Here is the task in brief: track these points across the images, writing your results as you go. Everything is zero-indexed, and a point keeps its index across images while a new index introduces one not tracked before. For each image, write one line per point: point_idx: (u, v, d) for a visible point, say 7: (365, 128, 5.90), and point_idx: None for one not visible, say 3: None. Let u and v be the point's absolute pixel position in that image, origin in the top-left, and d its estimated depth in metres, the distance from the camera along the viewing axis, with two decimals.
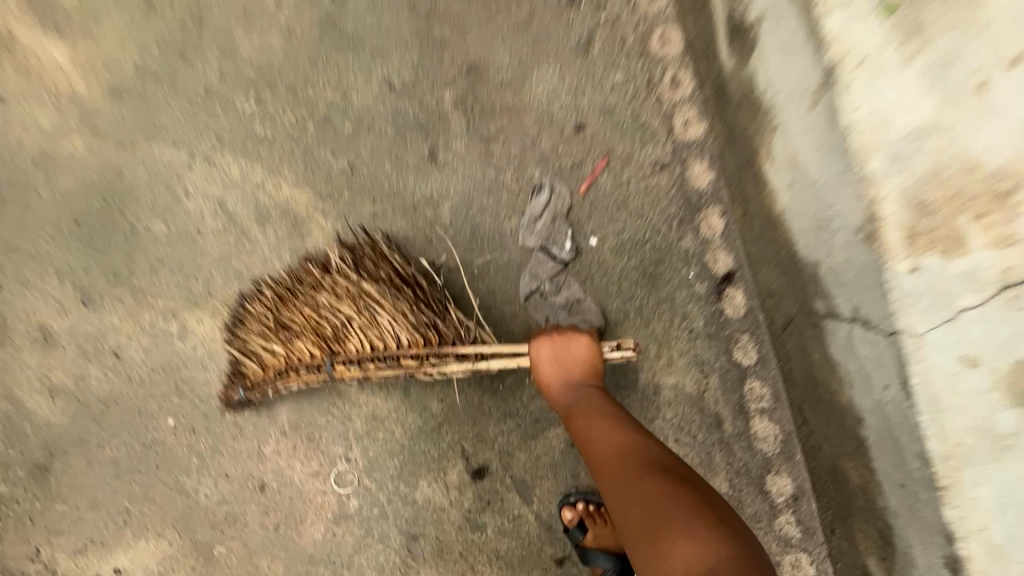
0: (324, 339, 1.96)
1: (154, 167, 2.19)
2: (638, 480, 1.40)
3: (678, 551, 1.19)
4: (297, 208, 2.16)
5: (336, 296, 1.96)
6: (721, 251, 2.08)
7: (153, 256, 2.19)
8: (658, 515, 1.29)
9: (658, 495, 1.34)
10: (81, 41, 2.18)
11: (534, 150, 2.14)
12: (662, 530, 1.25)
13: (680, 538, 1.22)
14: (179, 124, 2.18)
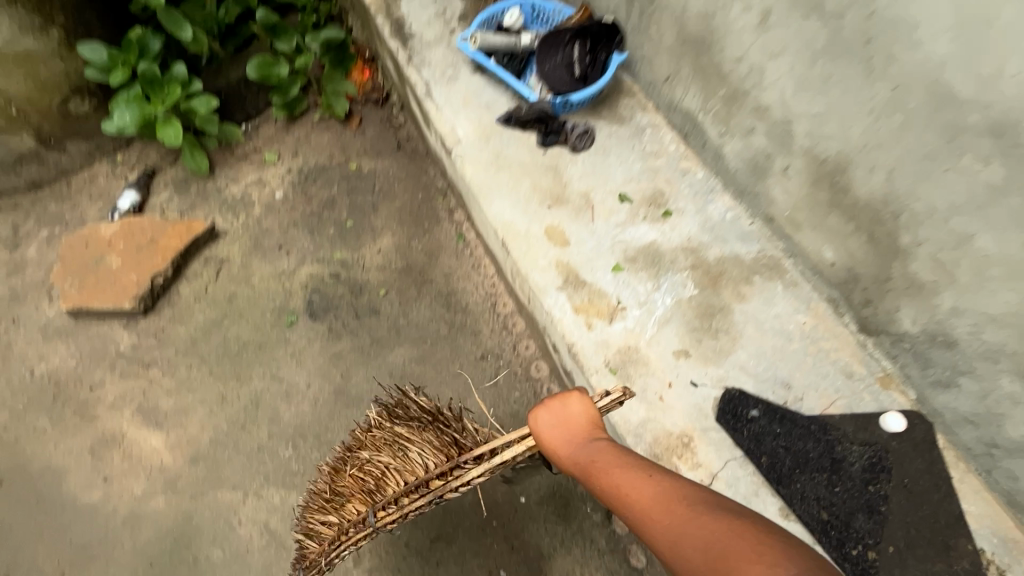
0: (366, 492, 1.41)
1: (97, 316, 2.26)
2: (603, 462, 1.02)
3: (689, 549, 0.82)
4: (213, 327, 2.24)
5: (381, 445, 1.45)
6: (532, 360, 2.14)
7: (92, 409, 2.12)
8: (646, 502, 0.91)
9: (634, 475, 0.96)
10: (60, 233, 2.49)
11: (375, 259, 2.40)
12: (663, 527, 0.86)
13: (701, 545, 0.81)
14: (117, 258, 2.28)
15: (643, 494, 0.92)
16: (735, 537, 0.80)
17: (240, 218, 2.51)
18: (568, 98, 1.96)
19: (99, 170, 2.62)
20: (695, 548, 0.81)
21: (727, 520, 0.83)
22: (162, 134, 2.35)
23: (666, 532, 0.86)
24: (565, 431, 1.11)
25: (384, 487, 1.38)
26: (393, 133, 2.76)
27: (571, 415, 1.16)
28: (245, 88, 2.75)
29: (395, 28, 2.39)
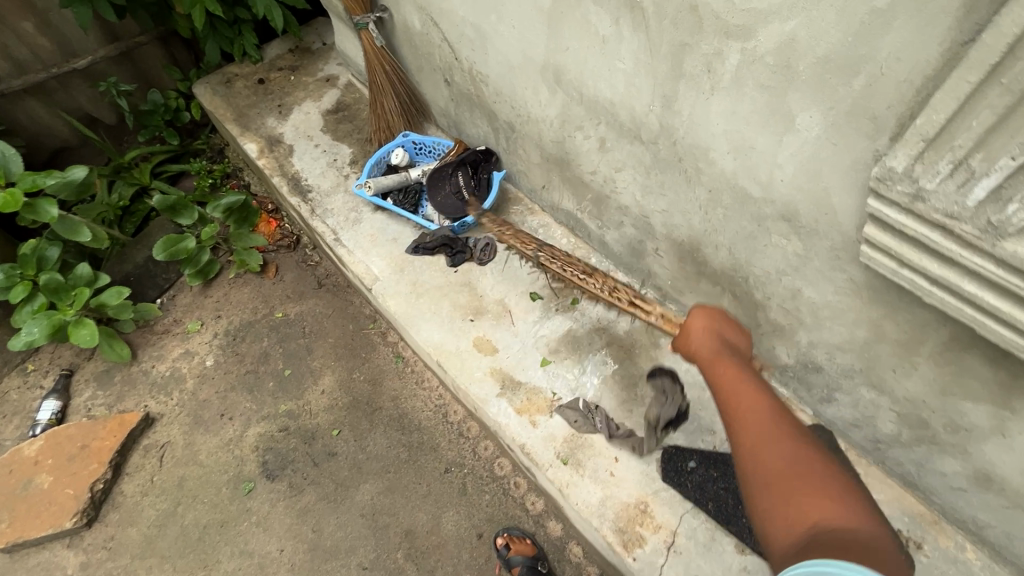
0: (584, 274, 2.02)
1: (34, 541, 2.13)
2: (728, 370, 1.11)
3: (775, 451, 0.95)
4: (167, 516, 2.19)
5: (595, 280, 2.01)
6: (494, 459, 2.25)
7: None
8: (750, 405, 1.02)
9: (747, 382, 1.07)
10: None
11: (319, 400, 2.45)
12: (754, 428, 1.00)
13: (797, 456, 0.95)
14: (51, 471, 2.21)
15: (751, 398, 1.04)
16: (818, 468, 0.94)
17: (173, 396, 2.49)
18: (465, 220, 2.19)
19: (11, 385, 2.53)
20: (786, 454, 0.95)
21: (816, 453, 0.97)
22: (76, 338, 2.30)
23: (758, 435, 0.98)
24: (721, 350, 1.17)
25: (592, 279, 1.99)
26: (311, 272, 2.88)
27: (722, 337, 1.20)
28: (154, 265, 2.79)
29: (292, 185, 2.57)
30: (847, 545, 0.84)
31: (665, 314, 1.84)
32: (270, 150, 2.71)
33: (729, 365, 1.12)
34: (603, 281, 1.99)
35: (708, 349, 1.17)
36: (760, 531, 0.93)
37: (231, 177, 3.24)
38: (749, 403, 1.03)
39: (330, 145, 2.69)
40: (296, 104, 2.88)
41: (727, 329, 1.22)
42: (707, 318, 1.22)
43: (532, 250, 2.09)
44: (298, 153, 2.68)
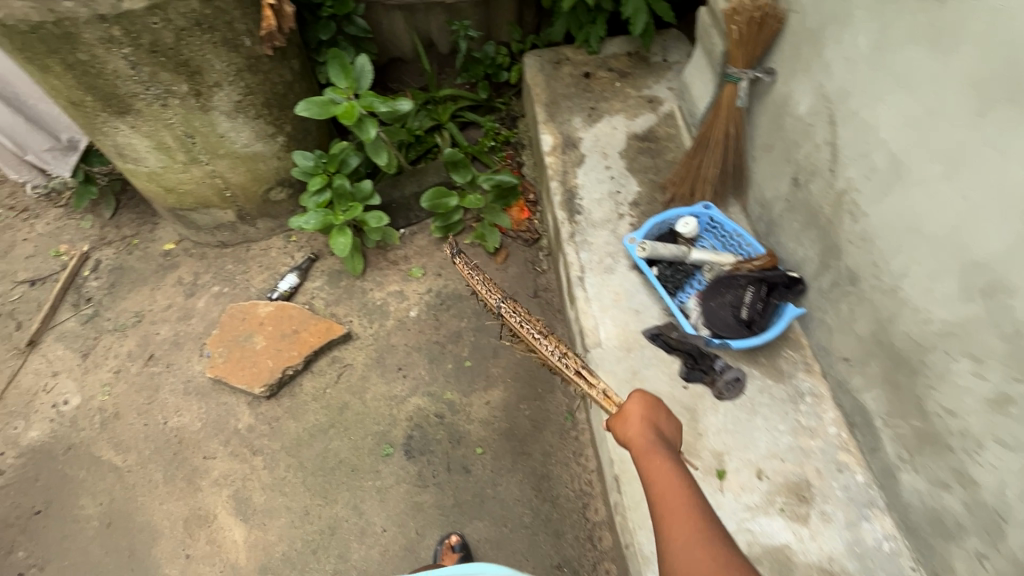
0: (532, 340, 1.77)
1: (229, 384, 2.47)
2: (659, 462, 1.35)
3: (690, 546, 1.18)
4: (318, 429, 2.36)
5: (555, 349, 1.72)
6: None
7: (200, 470, 2.30)
8: (679, 507, 1.25)
9: (674, 476, 1.31)
10: (232, 291, 2.82)
11: (481, 408, 2.39)
12: (671, 515, 1.25)
13: (707, 548, 1.17)
14: (266, 337, 2.52)
15: (676, 494, 1.28)
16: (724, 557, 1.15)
17: (373, 326, 2.65)
18: (728, 342, 1.84)
19: (275, 243, 2.93)
20: (700, 554, 1.16)
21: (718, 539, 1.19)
22: (334, 243, 2.56)
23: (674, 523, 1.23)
24: (656, 441, 1.42)
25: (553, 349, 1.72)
26: (533, 277, 2.80)
27: (657, 427, 1.46)
28: (414, 201, 2.95)
29: (565, 197, 2.44)
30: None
31: (609, 391, 1.62)
32: (562, 151, 2.59)
33: (659, 459, 1.37)
34: (556, 347, 1.71)
35: (644, 441, 1.41)
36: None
37: (511, 148, 3.31)
38: (672, 495, 1.28)
39: (620, 173, 2.48)
40: (607, 114, 2.71)
41: (659, 423, 1.46)
42: (639, 414, 1.45)
43: (496, 300, 1.88)
44: (586, 167, 2.52)
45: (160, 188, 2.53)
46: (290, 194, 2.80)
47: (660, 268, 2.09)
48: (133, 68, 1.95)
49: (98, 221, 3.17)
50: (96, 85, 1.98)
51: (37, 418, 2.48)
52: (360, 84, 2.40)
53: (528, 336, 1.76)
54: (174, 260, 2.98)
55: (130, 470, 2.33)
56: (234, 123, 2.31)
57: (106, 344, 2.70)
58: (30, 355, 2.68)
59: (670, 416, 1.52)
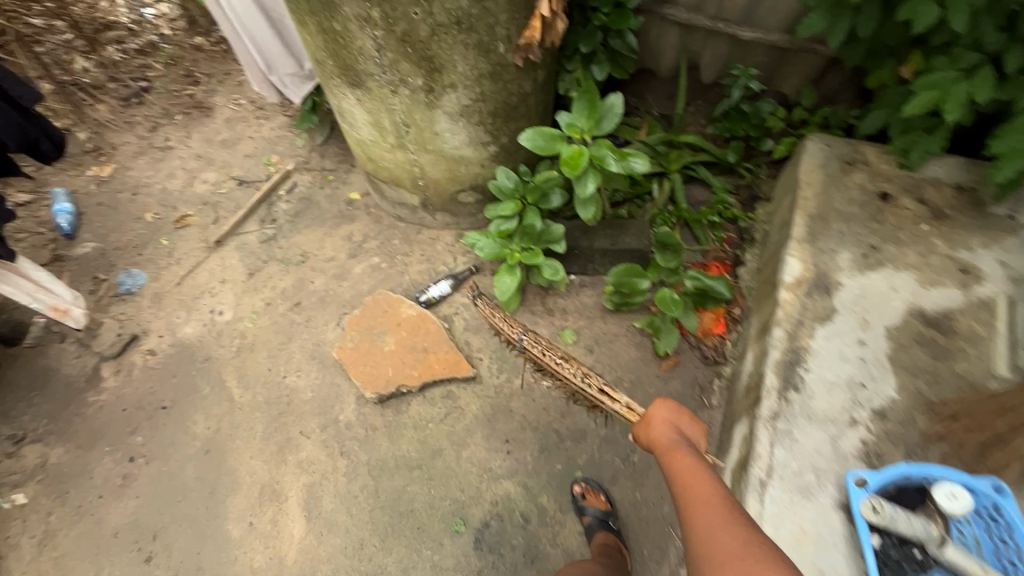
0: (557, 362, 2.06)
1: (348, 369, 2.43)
2: (684, 460, 1.32)
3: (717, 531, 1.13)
4: (405, 461, 2.24)
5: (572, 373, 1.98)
6: None
7: (292, 442, 2.32)
8: (705, 498, 1.21)
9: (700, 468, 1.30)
10: (388, 269, 2.76)
11: (571, 534, 2.06)
12: (695, 503, 1.22)
13: (733, 532, 1.12)
14: (398, 339, 2.42)
15: (702, 487, 1.24)
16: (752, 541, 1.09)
17: (499, 377, 2.40)
18: None
19: (444, 238, 2.78)
20: (727, 536, 1.11)
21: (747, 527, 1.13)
22: (499, 280, 2.30)
23: (699, 510, 1.20)
24: (679, 442, 1.40)
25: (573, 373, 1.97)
26: (693, 406, 2.29)
27: (681, 430, 1.45)
28: (599, 255, 2.56)
29: (786, 356, 1.87)
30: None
31: (630, 404, 1.77)
32: (807, 290, 1.98)
33: (682, 454, 1.36)
34: (575, 372, 1.95)
35: (667, 441, 1.41)
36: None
37: (734, 231, 2.70)
38: (698, 490, 1.23)
39: (876, 359, 1.81)
40: (891, 265, 1.99)
41: (683, 424, 1.47)
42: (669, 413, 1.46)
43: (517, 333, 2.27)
44: (830, 328, 1.89)
45: (363, 154, 2.45)
46: (478, 200, 2.58)
47: (884, 541, 1.48)
48: (378, 51, 1.77)
49: (309, 144, 3.28)
50: (340, 54, 1.84)
51: (196, 317, 2.69)
52: (601, 126, 1.99)
53: (552, 362, 2.02)
54: (353, 213, 2.98)
55: (241, 409, 2.42)
56: (453, 125, 2.07)
57: (269, 272, 2.81)
58: (212, 252, 2.90)
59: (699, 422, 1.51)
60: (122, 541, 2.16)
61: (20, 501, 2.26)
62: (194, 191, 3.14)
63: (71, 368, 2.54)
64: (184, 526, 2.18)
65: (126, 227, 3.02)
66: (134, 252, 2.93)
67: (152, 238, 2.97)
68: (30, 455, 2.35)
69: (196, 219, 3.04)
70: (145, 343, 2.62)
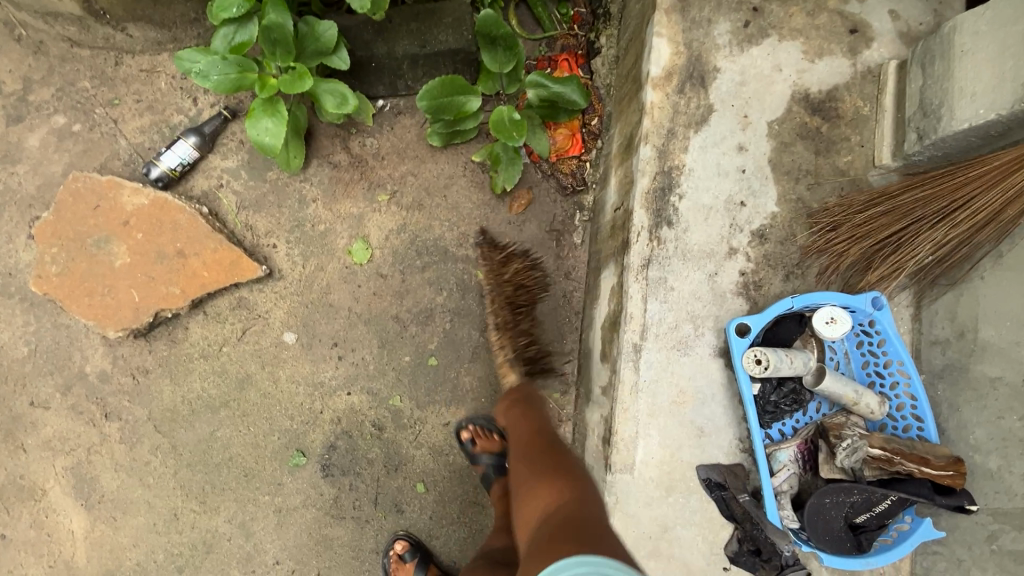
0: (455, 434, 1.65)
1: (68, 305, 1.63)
2: (512, 438, 1.40)
3: (522, 468, 1.25)
4: (202, 403, 1.68)
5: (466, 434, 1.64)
6: None
7: (24, 420, 1.62)
8: (517, 441, 1.37)
9: (529, 428, 1.38)
10: (89, 134, 1.76)
11: (436, 430, 1.76)
12: (515, 457, 1.33)
13: (537, 457, 1.25)
14: (135, 248, 1.63)
15: (519, 438, 1.37)
16: (547, 482, 1.15)
17: (305, 266, 1.77)
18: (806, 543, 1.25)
19: (167, 68, 1.78)
20: (528, 466, 1.23)
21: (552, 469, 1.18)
22: (251, 124, 1.44)
23: (522, 451, 1.31)
24: (521, 399, 1.50)
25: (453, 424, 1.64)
26: (553, 248, 1.90)
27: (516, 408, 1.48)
28: (407, 66, 1.78)
29: (656, 182, 1.44)
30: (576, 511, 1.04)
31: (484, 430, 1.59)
32: (678, 86, 1.48)
33: (516, 412, 1.46)
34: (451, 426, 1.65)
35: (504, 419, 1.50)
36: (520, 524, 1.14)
37: (583, 6, 1.99)
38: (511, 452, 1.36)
39: (755, 167, 1.46)
40: (776, 34, 1.51)
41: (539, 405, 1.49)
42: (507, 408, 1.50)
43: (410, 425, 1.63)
44: (706, 135, 1.46)
45: None
46: None
47: (764, 388, 1.33)
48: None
49: None
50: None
51: None
52: None
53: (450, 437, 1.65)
54: None
55: None
56: None
57: None
58: None
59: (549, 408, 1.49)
60: None
61: None
62: None
63: None
64: None
65: None
66: None
67: None
68: None
69: None
70: None
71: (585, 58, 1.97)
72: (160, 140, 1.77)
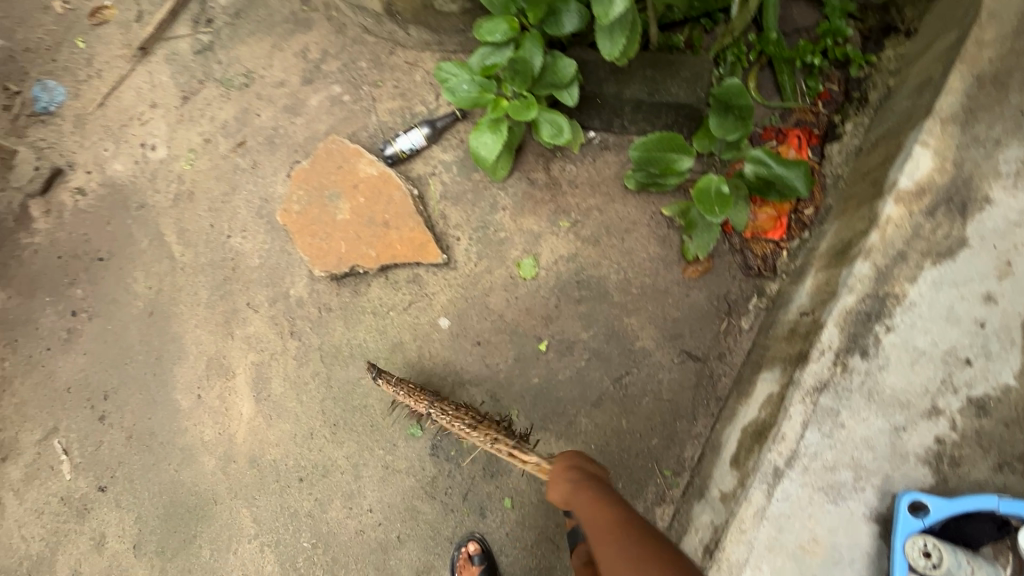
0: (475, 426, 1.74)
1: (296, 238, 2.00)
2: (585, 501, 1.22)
3: (623, 563, 1.07)
4: (360, 352, 1.94)
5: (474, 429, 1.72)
6: None
7: (239, 315, 2.03)
8: (608, 527, 1.14)
9: (597, 513, 1.18)
10: (353, 106, 2.11)
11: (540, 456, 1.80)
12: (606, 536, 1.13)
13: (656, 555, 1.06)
14: (352, 210, 1.90)
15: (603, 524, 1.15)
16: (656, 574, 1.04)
17: (477, 265, 1.93)
18: None
19: (426, 66, 2.06)
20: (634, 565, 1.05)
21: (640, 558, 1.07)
22: (474, 137, 1.61)
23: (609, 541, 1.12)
24: (577, 479, 1.27)
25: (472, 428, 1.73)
26: (715, 325, 1.81)
27: (578, 476, 1.29)
28: (630, 109, 1.81)
29: (863, 305, 1.27)
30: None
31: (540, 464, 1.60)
32: (929, 207, 1.29)
33: (587, 496, 1.23)
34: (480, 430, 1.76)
35: (559, 489, 1.29)
36: None
37: (835, 84, 1.85)
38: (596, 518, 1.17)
39: (1000, 327, 1.21)
40: None
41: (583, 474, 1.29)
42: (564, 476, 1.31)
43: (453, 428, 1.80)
44: (946, 272, 1.25)
45: None
46: (465, 11, 1.77)
47: None
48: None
49: None
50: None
51: (125, 151, 2.21)
52: None
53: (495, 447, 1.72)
54: (310, 17, 2.20)
55: (183, 270, 2.10)
56: None
57: (207, 98, 2.21)
58: (138, 64, 2.28)
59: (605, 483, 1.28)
60: (75, 396, 2.07)
61: None
62: None
63: None
64: (134, 390, 2.04)
65: (33, 20, 2.36)
66: (48, 56, 2.33)
67: (66, 39, 2.34)
68: None
69: (115, 13, 2.34)
70: (72, 179, 2.21)
71: (820, 138, 1.82)
72: (401, 123, 2.06)
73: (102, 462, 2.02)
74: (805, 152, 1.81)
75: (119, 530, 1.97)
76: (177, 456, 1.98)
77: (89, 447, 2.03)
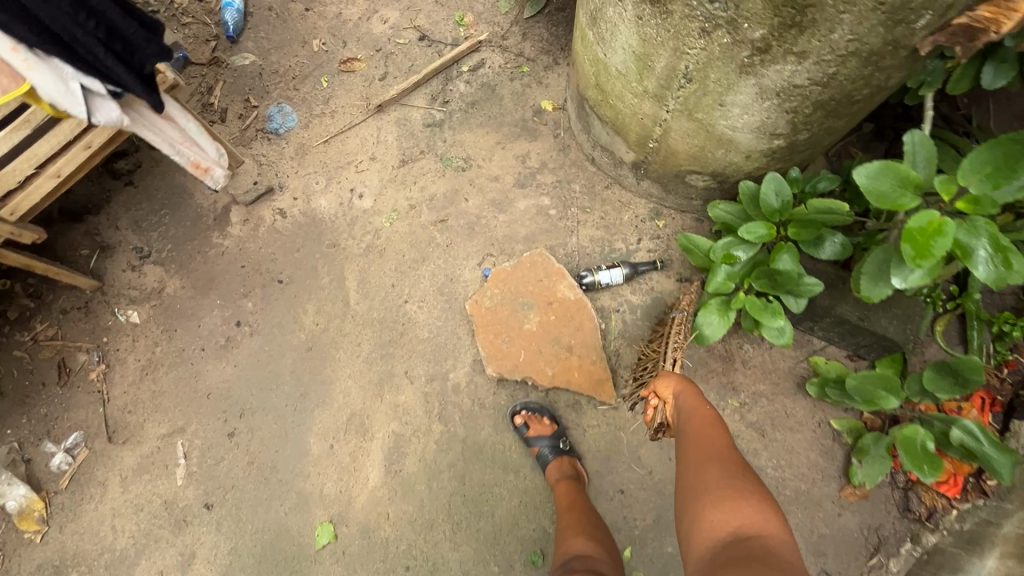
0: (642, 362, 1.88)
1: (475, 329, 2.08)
2: (706, 414, 1.44)
3: (717, 470, 1.26)
4: (502, 458, 1.96)
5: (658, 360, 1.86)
6: None
7: (394, 379, 2.08)
8: (712, 438, 1.36)
9: (712, 426, 1.40)
10: (557, 221, 2.24)
11: None
12: (702, 445, 1.35)
13: (732, 467, 1.26)
14: (541, 325, 2.01)
15: (712, 441, 1.36)
16: (744, 479, 1.23)
17: (639, 413, 1.97)
18: None
19: (637, 211, 2.20)
20: (724, 475, 1.24)
21: (736, 458, 1.29)
22: (703, 316, 1.75)
23: (706, 461, 1.30)
24: (682, 406, 1.54)
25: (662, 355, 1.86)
26: (863, 555, 1.80)
27: (680, 398, 1.56)
28: (830, 322, 1.90)
29: None
30: (761, 538, 1.06)
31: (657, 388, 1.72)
32: None
33: (706, 415, 1.45)
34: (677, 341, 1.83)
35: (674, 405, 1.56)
36: (709, 514, 1.17)
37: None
38: (707, 431, 1.38)
39: None
40: None
41: (689, 399, 1.54)
42: (681, 386, 1.60)
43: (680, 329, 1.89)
44: None
45: (589, 75, 1.82)
46: (708, 189, 1.90)
47: None
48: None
49: (513, 14, 2.60)
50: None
51: (335, 190, 2.36)
52: (996, 196, 1.19)
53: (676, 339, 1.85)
54: (538, 129, 2.39)
55: (353, 318, 2.17)
56: (753, 104, 1.38)
57: (423, 168, 2.37)
58: (370, 117, 2.47)
59: (706, 407, 1.48)
60: (212, 404, 2.10)
61: (133, 320, 2.23)
62: (369, 30, 2.63)
63: (202, 200, 2.36)
64: (270, 418, 2.07)
65: (290, 49, 2.61)
66: (292, 84, 2.54)
67: (313, 74, 2.56)
68: (150, 276, 2.27)
69: (363, 66, 2.56)
70: (278, 200, 2.35)
71: (1005, 406, 1.90)
72: (598, 253, 2.17)
73: (216, 479, 2.01)
74: (989, 417, 1.88)
75: (209, 555, 1.94)
76: (291, 498, 1.98)
77: (208, 460, 2.04)
